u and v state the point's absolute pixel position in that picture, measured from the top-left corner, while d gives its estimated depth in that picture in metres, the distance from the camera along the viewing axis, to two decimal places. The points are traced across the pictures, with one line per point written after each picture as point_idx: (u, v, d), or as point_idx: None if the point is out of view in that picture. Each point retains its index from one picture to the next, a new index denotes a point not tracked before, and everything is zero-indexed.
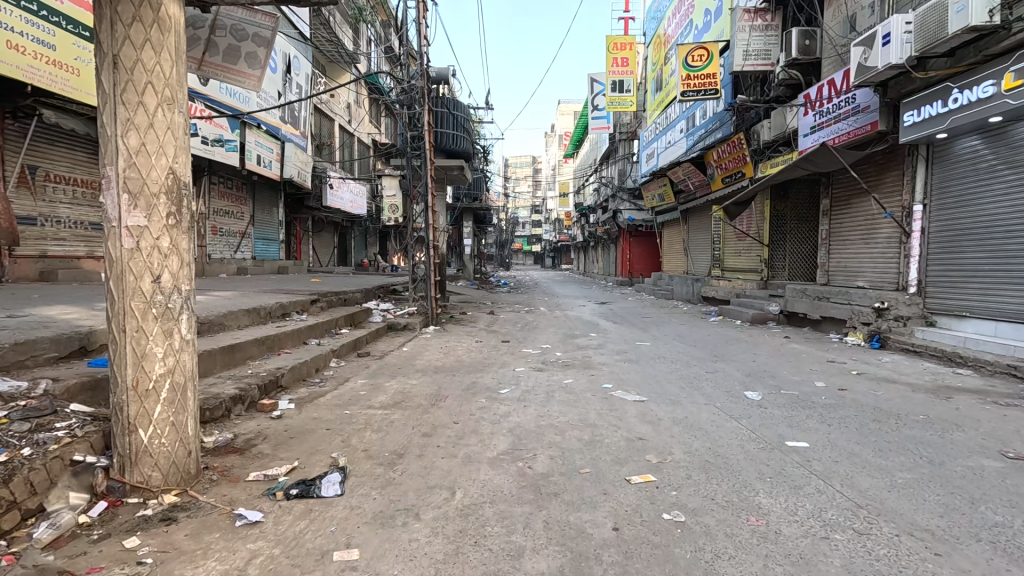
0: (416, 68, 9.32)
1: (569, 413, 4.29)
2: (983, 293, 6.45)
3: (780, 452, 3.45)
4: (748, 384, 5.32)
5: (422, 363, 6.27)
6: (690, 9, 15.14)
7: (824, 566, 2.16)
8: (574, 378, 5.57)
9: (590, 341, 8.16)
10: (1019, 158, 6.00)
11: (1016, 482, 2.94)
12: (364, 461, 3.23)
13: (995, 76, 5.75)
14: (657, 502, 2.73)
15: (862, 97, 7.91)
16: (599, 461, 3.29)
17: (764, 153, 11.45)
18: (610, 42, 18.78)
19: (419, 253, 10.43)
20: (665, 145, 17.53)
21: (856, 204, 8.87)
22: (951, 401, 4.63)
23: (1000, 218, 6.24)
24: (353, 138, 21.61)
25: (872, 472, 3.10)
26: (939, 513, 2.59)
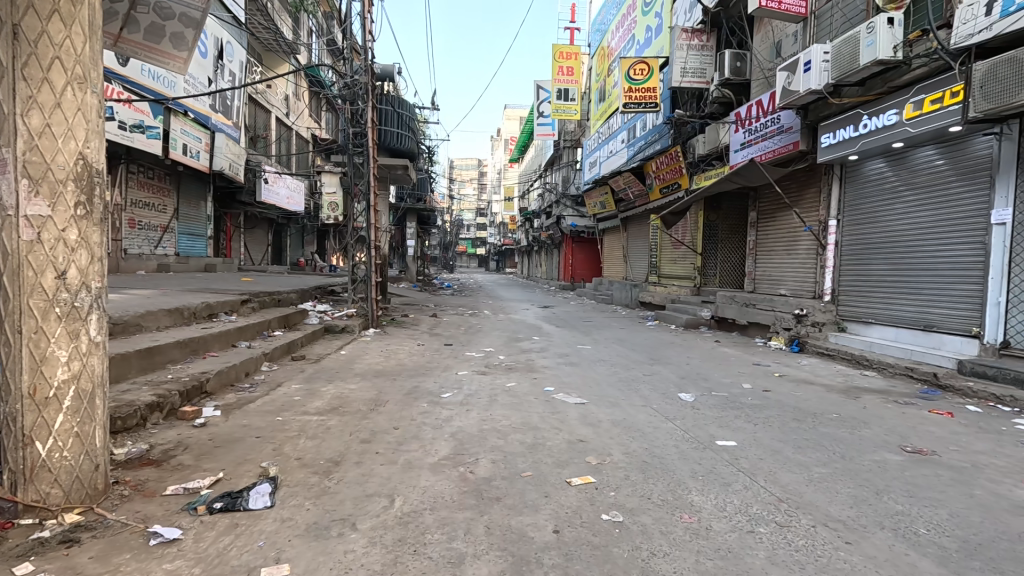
0: (360, 64, 9.07)
1: (512, 417, 4.30)
2: (885, 302, 7.10)
3: (711, 451, 3.62)
4: (683, 386, 5.56)
5: (361, 367, 6.07)
6: (632, 25, 15.71)
7: (750, 558, 2.28)
8: (516, 382, 5.60)
9: (533, 344, 8.24)
10: (918, 180, 6.65)
11: (914, 474, 3.25)
12: (299, 470, 3.07)
13: (897, 106, 6.37)
14: (596, 503, 2.78)
15: (786, 118, 8.51)
16: (541, 464, 3.31)
17: (698, 166, 12.04)
18: (556, 51, 19.18)
19: (360, 253, 10.12)
20: (607, 154, 18.06)
21: (780, 218, 9.54)
22: (860, 400, 5.06)
23: (901, 234, 6.89)
24: (291, 131, 20.69)
25: (792, 468, 3.32)
26: (850, 504, 2.81)
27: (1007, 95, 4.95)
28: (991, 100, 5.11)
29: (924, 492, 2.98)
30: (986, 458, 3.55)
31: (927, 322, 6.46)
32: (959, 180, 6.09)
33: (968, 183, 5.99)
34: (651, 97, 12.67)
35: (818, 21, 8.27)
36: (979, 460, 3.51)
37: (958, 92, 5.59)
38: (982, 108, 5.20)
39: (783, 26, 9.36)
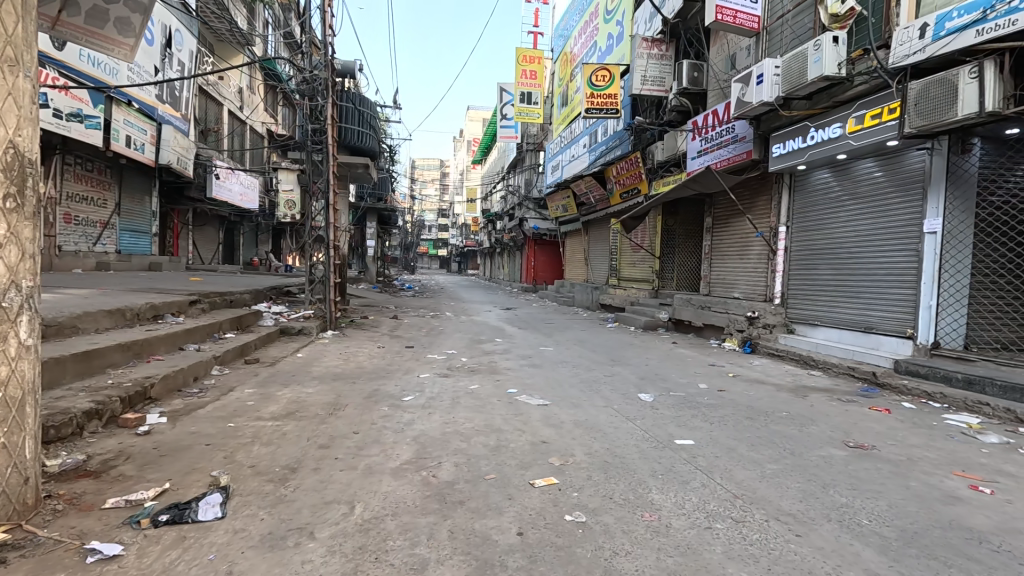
0: (319, 59, 8.83)
1: (475, 419, 4.27)
2: (829, 305, 7.49)
3: (669, 450, 3.71)
4: (642, 386, 5.68)
5: (319, 370, 5.90)
6: (594, 32, 15.97)
7: (708, 554, 2.34)
8: (479, 384, 5.57)
9: (495, 346, 8.23)
10: (860, 190, 7.05)
11: (857, 468, 3.44)
12: (253, 478, 2.94)
13: (842, 120, 6.75)
14: (559, 504, 2.79)
15: (740, 128, 8.86)
16: (504, 466, 3.30)
17: (657, 172, 12.36)
18: (520, 54, 19.29)
19: (318, 253, 9.83)
20: (570, 159, 18.30)
21: (733, 223, 9.91)
22: (807, 398, 5.32)
23: (844, 241, 7.29)
24: (245, 126, 19.91)
25: (746, 464, 3.45)
26: (800, 498, 2.94)
27: (939, 114, 5.33)
28: (925, 118, 5.48)
29: (866, 484, 3.15)
30: (919, 451, 3.79)
31: (867, 324, 6.85)
32: (896, 191, 6.50)
33: (903, 194, 6.40)
34: (613, 103, 12.92)
35: (770, 37, 8.64)
36: (914, 454, 3.75)
37: (895, 109, 5.96)
38: (917, 124, 5.57)
39: (738, 40, 9.74)
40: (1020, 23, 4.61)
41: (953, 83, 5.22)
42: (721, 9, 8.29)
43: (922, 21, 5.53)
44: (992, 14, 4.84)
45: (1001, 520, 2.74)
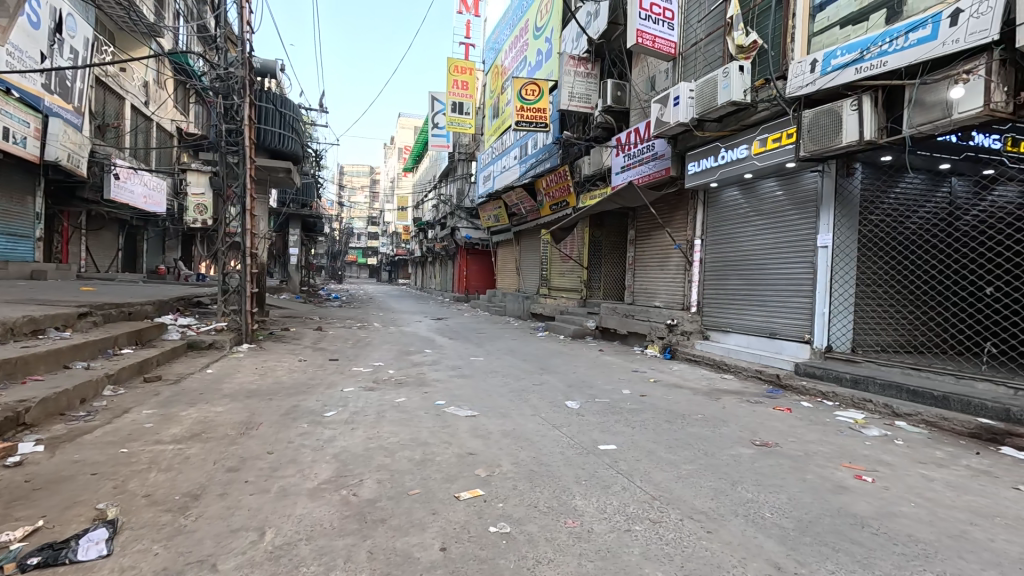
0: (235, 55, 8.34)
1: (401, 433, 4.15)
2: (739, 313, 8.05)
3: (593, 456, 3.80)
4: (570, 394, 5.81)
5: (230, 387, 5.48)
6: (524, 47, 16.35)
7: (627, 555, 2.42)
8: (406, 396, 5.43)
9: (424, 357, 8.09)
10: (765, 207, 7.68)
11: (762, 464, 3.70)
12: (147, 509, 2.66)
13: (747, 142, 7.32)
14: (484, 516, 2.77)
15: (659, 146, 9.38)
16: (429, 480, 3.23)
17: (585, 185, 12.79)
18: (451, 64, 19.28)
19: (232, 261, 9.20)
20: (501, 169, 18.51)
21: (653, 236, 10.44)
22: (720, 401, 5.68)
23: (751, 253, 7.89)
24: (151, 122, 18.34)
25: (663, 466, 3.61)
26: (711, 497, 3.11)
27: (827, 140, 5.93)
28: (816, 143, 6.09)
29: (769, 479, 3.40)
30: (815, 446, 4.15)
31: (771, 330, 7.43)
32: (795, 209, 7.14)
33: (801, 212, 7.04)
34: (542, 117, 13.22)
35: (685, 62, 9.26)
36: (810, 448, 4.10)
37: (792, 134, 6.56)
38: (810, 148, 6.18)
39: (657, 63, 10.32)
40: (890, 64, 5.20)
41: (838, 113, 5.82)
42: (641, 32, 8.79)
43: (812, 57, 6.14)
44: (868, 55, 5.44)
45: (881, 506, 3.04)
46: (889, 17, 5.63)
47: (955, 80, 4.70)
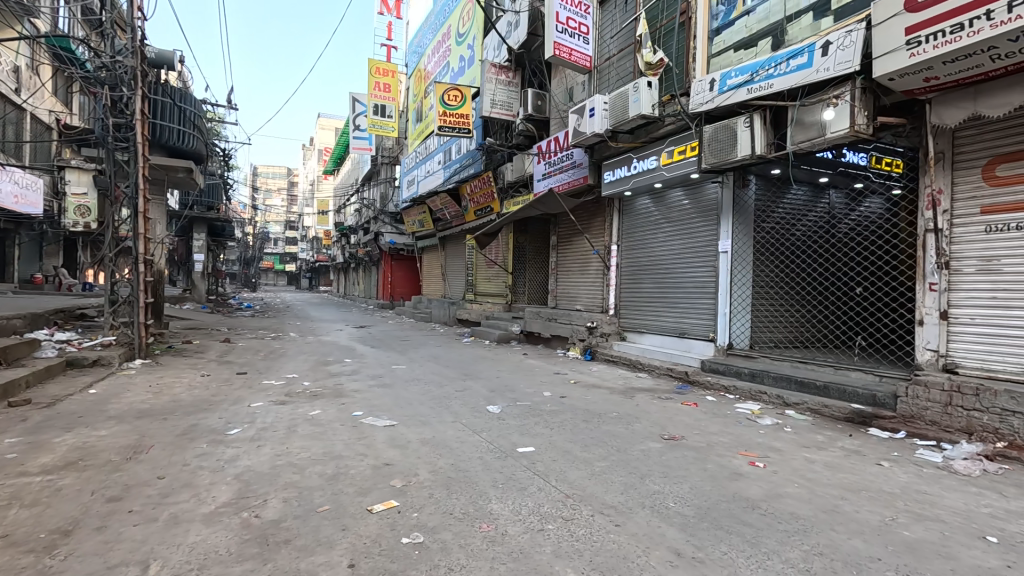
0: (125, 42, 7.62)
1: (312, 448, 3.96)
2: (653, 314, 8.50)
3: (512, 459, 3.84)
4: (491, 399, 5.82)
5: (118, 408, 4.96)
6: (447, 53, 16.36)
7: (539, 555, 2.46)
8: (321, 409, 5.19)
9: (343, 367, 7.79)
10: (673, 215, 8.18)
11: (668, 457, 3.93)
12: (3, 552, 2.34)
13: (657, 154, 7.78)
14: (397, 528, 2.71)
15: (577, 155, 9.71)
16: (340, 495, 3.10)
17: (508, 192, 12.99)
18: (372, 66, 18.83)
19: (123, 268, 8.34)
20: (425, 174, 18.33)
21: (573, 242, 10.78)
22: (634, 399, 5.96)
23: (662, 258, 8.38)
24: (22, 113, 16.22)
25: (578, 465, 3.72)
26: (621, 491, 3.25)
27: (725, 154, 6.45)
28: (716, 156, 6.60)
29: (674, 471, 3.62)
30: (716, 437, 4.47)
31: (680, 330, 7.92)
32: (699, 217, 7.67)
33: (705, 220, 7.58)
34: (465, 123, 13.25)
35: (600, 75, 9.69)
36: (712, 440, 4.39)
37: (695, 147, 7.06)
38: (710, 161, 6.69)
39: (574, 76, 10.70)
40: (774, 86, 5.75)
41: (734, 130, 6.36)
42: (558, 45, 9.07)
43: (710, 77, 6.65)
44: (757, 78, 5.98)
45: (771, 489, 3.32)
46: (774, 45, 6.24)
47: (828, 103, 5.26)
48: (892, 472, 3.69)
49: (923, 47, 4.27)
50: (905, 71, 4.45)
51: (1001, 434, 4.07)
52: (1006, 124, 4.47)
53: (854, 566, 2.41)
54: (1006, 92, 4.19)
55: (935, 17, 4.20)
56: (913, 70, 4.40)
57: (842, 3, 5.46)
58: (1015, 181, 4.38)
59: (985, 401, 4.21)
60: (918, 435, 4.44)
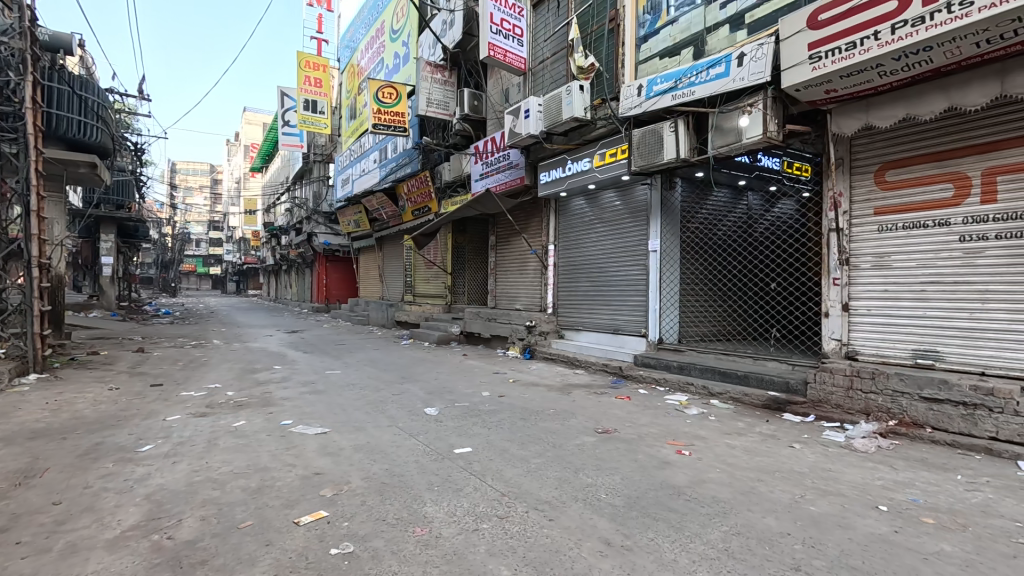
0: (11, 22, 6.86)
1: (235, 461, 3.74)
2: (589, 312, 8.71)
3: (448, 460, 3.81)
4: (429, 401, 5.74)
5: (6, 429, 4.44)
6: (380, 49, 15.98)
7: (473, 555, 2.46)
8: (246, 419, 4.91)
9: (272, 374, 7.41)
10: (606, 216, 8.44)
11: (601, 450, 4.05)
12: None
13: (589, 156, 7.98)
14: (326, 539, 2.61)
15: (513, 156, 9.80)
16: (264, 509, 2.95)
17: (446, 192, 12.89)
18: (302, 59, 18.08)
19: (12, 273, 7.47)
20: (360, 173, 17.84)
21: (511, 242, 10.86)
22: (571, 395, 6.09)
23: (596, 258, 8.61)
24: None
25: (514, 462, 3.75)
26: (555, 486, 3.31)
27: (653, 157, 6.74)
28: (645, 159, 6.88)
29: (606, 463, 3.74)
30: (646, 429, 4.66)
31: (615, 326, 8.17)
32: (630, 217, 7.96)
33: (635, 220, 7.88)
34: (400, 121, 12.99)
35: (535, 77, 9.81)
36: (643, 432, 4.57)
37: (625, 150, 7.31)
38: (640, 164, 6.96)
39: (509, 77, 10.76)
40: (697, 94, 6.06)
41: (660, 134, 6.66)
42: (493, 46, 9.11)
43: (638, 82, 6.91)
44: (680, 85, 6.29)
45: (696, 475, 3.50)
46: (695, 54, 6.58)
47: (744, 110, 5.62)
48: (802, 453, 4.00)
49: (823, 62, 4.66)
50: (808, 83, 4.85)
51: (892, 413, 4.54)
52: (893, 133, 4.95)
53: (766, 542, 2.59)
54: (892, 105, 4.66)
55: (834, 34, 4.59)
56: (815, 82, 4.79)
57: (755, 17, 5.84)
58: (901, 186, 4.88)
59: (880, 384, 4.65)
60: (826, 417, 4.84)
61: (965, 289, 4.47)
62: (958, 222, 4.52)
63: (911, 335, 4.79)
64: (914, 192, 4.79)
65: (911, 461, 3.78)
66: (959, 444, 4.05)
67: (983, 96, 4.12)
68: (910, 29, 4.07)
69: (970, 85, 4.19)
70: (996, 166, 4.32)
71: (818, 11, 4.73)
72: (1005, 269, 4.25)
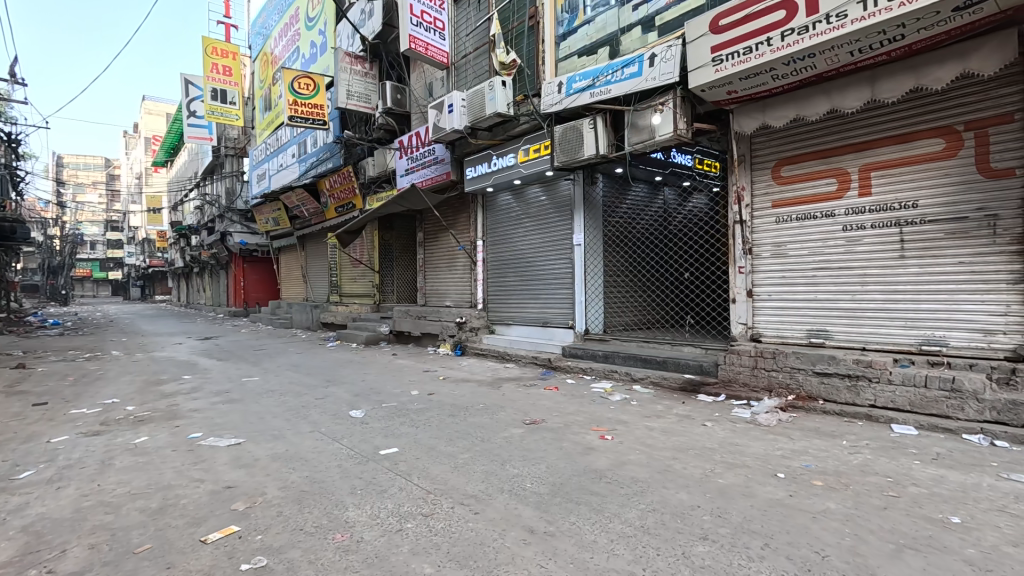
0: None
1: (134, 481, 3.43)
2: (519, 307, 8.80)
3: (373, 462, 3.71)
4: (355, 404, 5.56)
5: None
6: (295, 37, 15.18)
7: (395, 556, 2.42)
8: (149, 435, 4.52)
9: (181, 385, 6.86)
10: (533, 211, 8.55)
11: (528, 441, 4.11)
12: None
13: (514, 152, 8.04)
14: (236, 555, 2.46)
15: (439, 151, 9.69)
16: (167, 530, 2.73)
17: (371, 188, 12.52)
18: (208, 45, 16.80)
19: None
20: (278, 168, 16.90)
21: (439, 238, 10.72)
22: (501, 389, 6.14)
23: (524, 253, 8.72)
24: None
25: (441, 459, 3.72)
26: (482, 480, 3.32)
27: (575, 153, 6.90)
28: (566, 155, 7.04)
29: (533, 453, 3.80)
30: (572, 417, 4.79)
31: (544, 320, 8.31)
32: (556, 212, 8.12)
33: (561, 215, 8.04)
34: (318, 114, 12.40)
35: (458, 72, 9.74)
36: (569, 420, 4.69)
37: (548, 146, 7.44)
38: (562, 160, 7.11)
39: (432, 71, 10.60)
40: (613, 92, 6.28)
41: (580, 130, 6.84)
42: (413, 38, 8.95)
43: (558, 80, 7.05)
44: (597, 83, 6.48)
45: (618, 458, 3.65)
46: (611, 54, 6.81)
47: (656, 109, 5.91)
48: (713, 430, 4.28)
49: (725, 64, 4.99)
50: (712, 85, 5.16)
51: (790, 389, 4.98)
52: (787, 133, 5.39)
53: (679, 515, 2.74)
54: (784, 106, 5.08)
55: (733, 39, 4.91)
56: (718, 84, 5.11)
57: (664, 20, 6.14)
58: (794, 180, 5.33)
59: (780, 362, 5.07)
60: (735, 396, 5.22)
61: (848, 274, 4.97)
62: (841, 213, 5.00)
63: (805, 317, 5.26)
64: (805, 186, 5.25)
65: (805, 431, 4.17)
66: (846, 412, 4.51)
67: (858, 99, 4.59)
68: (797, 37, 4.44)
69: (847, 90, 4.65)
70: (870, 164, 4.83)
71: (718, 16, 5.03)
72: (879, 255, 4.78)
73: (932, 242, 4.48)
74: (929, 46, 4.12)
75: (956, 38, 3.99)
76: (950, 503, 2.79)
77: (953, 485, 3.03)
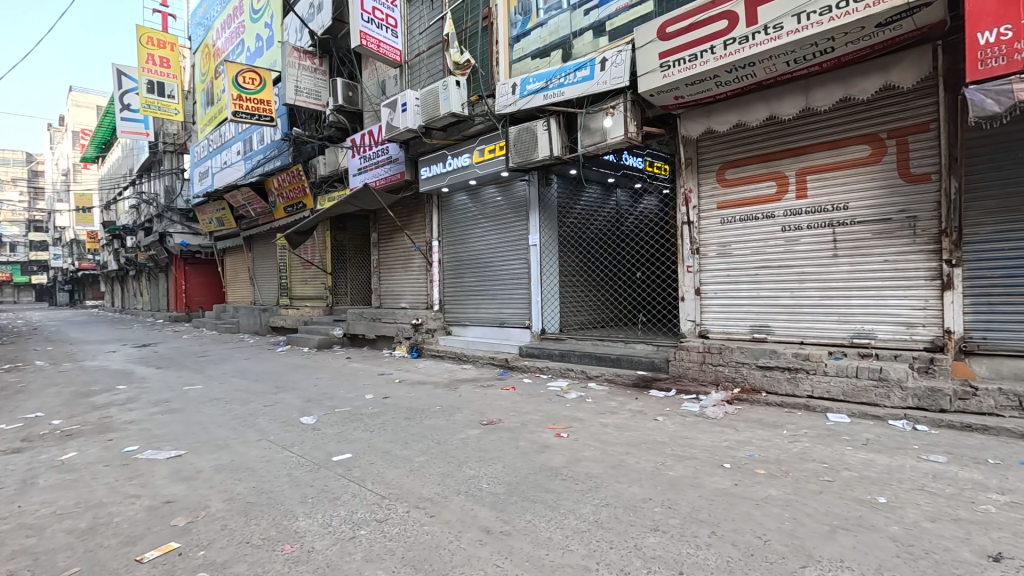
0: None
1: (61, 500, 3.19)
2: (476, 307, 8.78)
3: (325, 469, 3.60)
4: (307, 409, 5.38)
5: None
6: (240, 30, 14.56)
7: (347, 564, 2.36)
8: (79, 450, 4.21)
9: (115, 396, 6.43)
10: (489, 211, 8.55)
11: (485, 441, 4.11)
12: None
13: (469, 152, 8.02)
14: (175, 573, 2.33)
15: (392, 150, 9.52)
16: (97, 551, 2.55)
17: (322, 187, 12.18)
18: (143, 34, 15.83)
19: None
20: (221, 166, 16.15)
21: (394, 238, 10.54)
22: (458, 390, 6.10)
23: (481, 253, 8.70)
24: None
25: (396, 463, 3.66)
26: (438, 482, 3.29)
27: (529, 154, 6.95)
28: (521, 156, 7.08)
29: (489, 453, 3.80)
30: (529, 416, 4.82)
31: (501, 320, 8.33)
32: (512, 212, 8.15)
33: (517, 215, 8.08)
34: (265, 110, 11.93)
35: (412, 70, 9.61)
36: (526, 419, 4.72)
37: (503, 147, 7.47)
38: (517, 161, 7.15)
39: (385, 69, 10.42)
40: (566, 94, 6.37)
41: (534, 132, 6.90)
42: (365, 34, 8.75)
43: (512, 81, 7.07)
44: (551, 85, 6.55)
45: (573, 455, 3.70)
46: (564, 56, 6.91)
47: (607, 112, 6.04)
48: (664, 424, 4.42)
49: (672, 70, 5.16)
50: (660, 89, 5.33)
51: (736, 382, 5.20)
52: (730, 137, 5.63)
53: (631, 509, 2.81)
54: (727, 112, 5.31)
55: (679, 46, 5.08)
56: (665, 89, 5.29)
57: (615, 25, 6.30)
58: (738, 183, 5.57)
59: (726, 356, 5.29)
60: (685, 390, 5.40)
61: (786, 272, 5.25)
62: (780, 214, 5.28)
63: (748, 312, 5.52)
64: (747, 189, 5.51)
65: (750, 422, 4.37)
66: (787, 403, 4.74)
67: (794, 107, 4.86)
68: (737, 46, 4.65)
69: (784, 97, 4.91)
70: (806, 167, 5.11)
71: (665, 23, 5.20)
72: (815, 253, 5.07)
73: (860, 241, 4.81)
74: (856, 58, 4.42)
75: (879, 52, 4.30)
76: (878, 485, 3.00)
77: (880, 467, 3.26)
